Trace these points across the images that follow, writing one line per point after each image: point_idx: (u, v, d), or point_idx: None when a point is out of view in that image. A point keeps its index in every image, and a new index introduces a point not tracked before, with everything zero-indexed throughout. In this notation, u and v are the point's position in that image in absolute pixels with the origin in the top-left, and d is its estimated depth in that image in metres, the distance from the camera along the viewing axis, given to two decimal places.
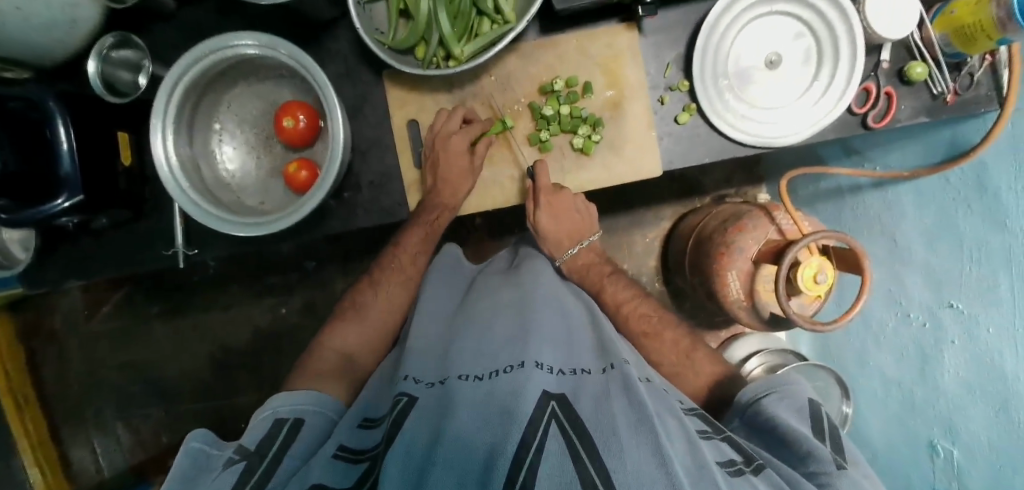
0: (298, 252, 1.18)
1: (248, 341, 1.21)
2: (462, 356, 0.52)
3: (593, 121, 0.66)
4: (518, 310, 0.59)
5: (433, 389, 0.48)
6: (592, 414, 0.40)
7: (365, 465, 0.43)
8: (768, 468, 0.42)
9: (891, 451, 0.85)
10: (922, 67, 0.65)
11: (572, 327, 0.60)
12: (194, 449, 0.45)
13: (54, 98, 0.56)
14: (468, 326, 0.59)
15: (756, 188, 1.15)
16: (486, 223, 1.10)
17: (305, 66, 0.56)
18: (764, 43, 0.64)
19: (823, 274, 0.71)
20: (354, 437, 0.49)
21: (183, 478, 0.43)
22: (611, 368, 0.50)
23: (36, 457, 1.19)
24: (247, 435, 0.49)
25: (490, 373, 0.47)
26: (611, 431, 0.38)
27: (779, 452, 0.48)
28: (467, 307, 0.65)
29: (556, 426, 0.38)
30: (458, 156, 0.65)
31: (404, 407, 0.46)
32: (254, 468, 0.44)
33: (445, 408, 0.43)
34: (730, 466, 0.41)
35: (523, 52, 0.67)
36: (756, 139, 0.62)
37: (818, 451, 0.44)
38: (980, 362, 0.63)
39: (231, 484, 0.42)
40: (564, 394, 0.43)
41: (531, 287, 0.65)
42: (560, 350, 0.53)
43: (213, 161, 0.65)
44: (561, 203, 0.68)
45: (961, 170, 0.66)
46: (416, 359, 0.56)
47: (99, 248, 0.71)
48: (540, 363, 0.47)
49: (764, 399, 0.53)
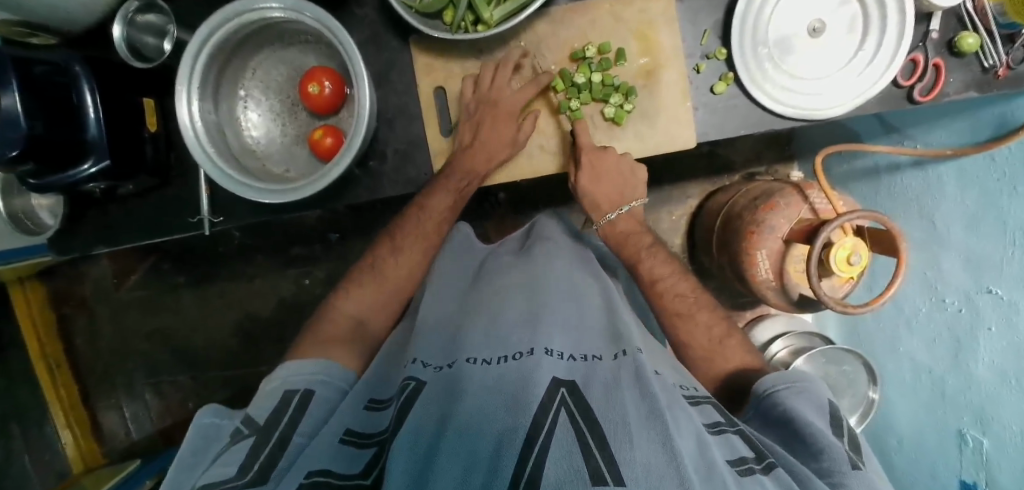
0: (322, 224, 1.18)
1: (272, 312, 1.22)
2: (473, 339, 0.50)
3: (626, 89, 0.63)
4: (528, 292, 0.59)
5: (441, 373, 0.47)
6: (602, 402, 0.39)
7: (372, 450, 0.41)
8: (779, 467, 0.40)
9: (919, 438, 0.82)
10: (974, 37, 0.60)
11: (583, 308, 0.59)
12: (203, 423, 0.48)
13: (80, 62, 0.56)
14: (479, 307, 0.57)
15: (787, 166, 1.12)
16: (509, 198, 1.09)
17: (332, 31, 0.55)
18: (808, 9, 0.61)
19: (857, 255, 0.67)
20: (362, 421, 0.47)
21: (194, 447, 0.46)
22: (623, 354, 0.49)
23: (66, 419, 1.23)
24: (258, 407, 0.49)
25: (498, 359, 0.45)
26: (622, 421, 0.36)
27: (789, 445, 0.46)
28: (478, 288, 0.63)
29: (565, 414, 0.37)
30: (506, 120, 0.64)
31: (412, 392, 0.44)
32: (264, 443, 0.44)
33: (455, 390, 0.42)
34: (740, 465, 0.39)
35: (554, 17, 0.65)
36: (793, 110, 0.60)
37: (832, 449, 0.43)
38: (1017, 352, 0.60)
39: (243, 457, 0.42)
40: (574, 381, 0.42)
41: (543, 271, 0.64)
42: (571, 334, 0.52)
43: (238, 128, 0.65)
44: (603, 164, 0.65)
45: (1010, 149, 0.62)
46: (426, 344, 0.54)
47: (124, 214, 0.72)
48: (549, 350, 0.46)
49: (778, 390, 0.51)
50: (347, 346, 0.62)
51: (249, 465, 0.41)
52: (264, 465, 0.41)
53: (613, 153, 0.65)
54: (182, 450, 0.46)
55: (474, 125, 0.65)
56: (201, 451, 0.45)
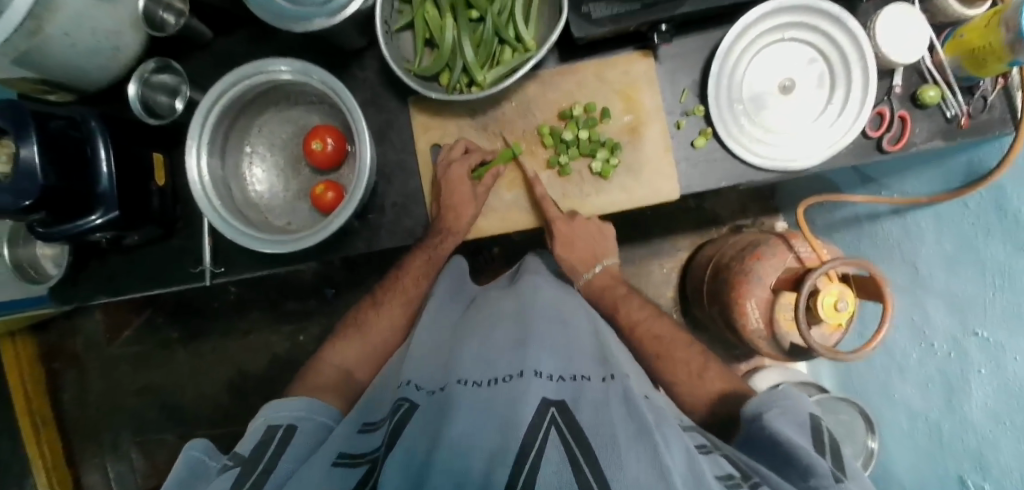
0: (318, 279, 1.21)
1: (264, 368, 1.22)
2: (464, 363, 0.52)
3: (612, 145, 0.67)
4: (517, 319, 0.60)
5: (433, 397, 0.48)
6: (591, 422, 0.40)
7: (364, 467, 0.43)
8: (766, 484, 0.41)
9: (919, 487, 0.81)
10: (935, 90, 0.65)
11: (573, 335, 0.60)
12: (191, 458, 0.48)
13: (97, 118, 0.60)
14: (469, 334, 0.59)
15: (773, 218, 1.16)
16: (502, 254, 1.12)
17: (336, 92, 0.59)
18: (778, 70, 0.66)
19: (843, 301, 0.69)
20: (351, 442, 0.47)
21: (179, 483, 0.46)
22: (611, 378, 0.50)
23: (49, 477, 1.19)
24: (243, 443, 0.50)
25: (489, 381, 0.47)
26: (610, 439, 0.37)
27: (776, 467, 0.46)
28: (468, 319, 0.65)
29: (555, 432, 0.38)
30: (461, 184, 0.66)
31: (405, 414, 0.46)
32: (251, 471, 0.45)
33: (448, 410, 0.43)
34: (727, 480, 0.40)
35: (542, 79, 0.69)
36: (769, 161, 0.64)
37: (818, 466, 0.42)
38: (1003, 388, 0.62)
39: (229, 485, 0.43)
40: (563, 401, 0.43)
41: (530, 300, 0.65)
42: (562, 359, 0.53)
43: (243, 183, 0.68)
44: (577, 234, 0.69)
45: (979, 194, 0.66)
46: (417, 368, 0.56)
47: (127, 265, 0.73)
48: (539, 372, 0.48)
49: (765, 414, 0.52)
50: (336, 401, 0.62)
51: (239, 486, 0.43)
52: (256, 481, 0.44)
53: (582, 219, 0.70)
54: (169, 485, 0.47)
55: (460, 180, 0.66)
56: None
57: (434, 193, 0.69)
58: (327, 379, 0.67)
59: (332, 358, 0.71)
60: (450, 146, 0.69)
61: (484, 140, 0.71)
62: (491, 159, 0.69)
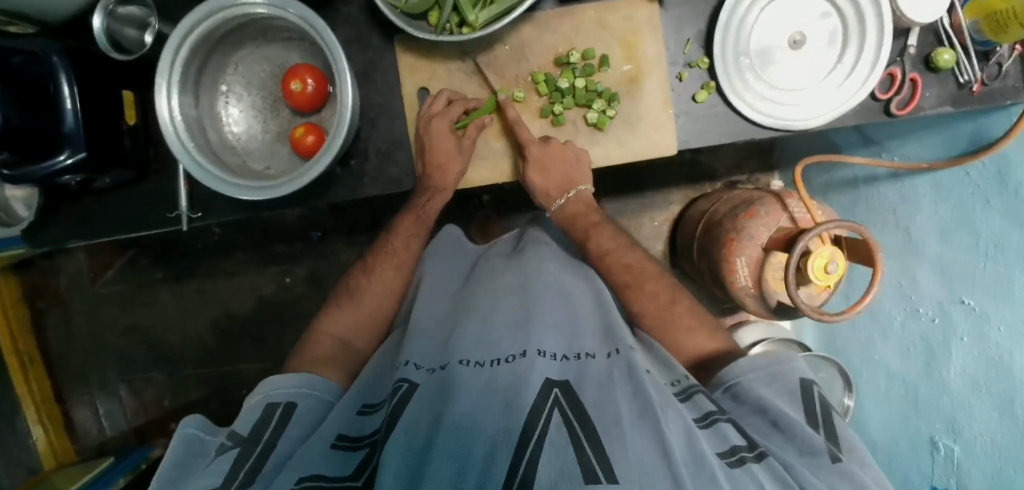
0: (304, 222, 1.18)
1: (252, 310, 1.21)
2: (462, 340, 0.50)
3: (609, 96, 0.64)
4: (518, 292, 0.59)
5: (435, 374, 0.46)
6: (594, 402, 0.39)
7: (365, 450, 0.41)
8: (770, 455, 0.40)
9: (892, 447, 0.84)
10: (949, 53, 0.62)
11: (570, 304, 0.59)
12: (188, 436, 0.47)
13: (59, 53, 0.55)
14: (468, 309, 0.57)
15: (768, 175, 1.14)
16: (493, 200, 1.09)
17: (316, 29, 0.54)
18: (789, 22, 0.62)
19: (834, 264, 0.67)
20: (354, 425, 0.46)
21: (178, 462, 0.45)
22: (616, 353, 0.49)
23: (38, 415, 1.18)
24: (241, 421, 0.49)
25: (490, 361, 0.45)
26: (614, 421, 0.37)
27: (766, 432, 0.47)
28: (467, 292, 0.64)
29: (558, 414, 0.37)
30: (443, 140, 0.63)
31: (405, 394, 0.44)
32: (249, 454, 0.44)
33: (446, 390, 0.41)
34: (730, 455, 0.39)
35: (538, 21, 0.65)
36: (772, 120, 0.61)
37: (815, 440, 0.43)
38: (988, 358, 0.62)
39: (225, 470, 0.42)
40: (567, 381, 0.42)
41: (530, 270, 0.64)
42: (563, 336, 0.52)
43: (218, 124, 0.64)
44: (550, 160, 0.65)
45: (982, 164, 0.64)
46: (416, 344, 0.54)
47: (100, 206, 0.71)
48: (542, 352, 0.46)
49: (756, 377, 0.51)
50: (336, 366, 0.62)
51: (234, 474, 0.41)
52: (248, 476, 0.41)
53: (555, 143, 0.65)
54: (165, 463, 0.45)
55: (443, 137, 0.63)
56: (185, 467, 0.44)
57: (417, 145, 0.66)
58: (331, 353, 0.65)
59: (330, 327, 0.69)
60: (432, 97, 0.66)
61: (473, 86, 0.67)
62: (479, 107, 0.66)
